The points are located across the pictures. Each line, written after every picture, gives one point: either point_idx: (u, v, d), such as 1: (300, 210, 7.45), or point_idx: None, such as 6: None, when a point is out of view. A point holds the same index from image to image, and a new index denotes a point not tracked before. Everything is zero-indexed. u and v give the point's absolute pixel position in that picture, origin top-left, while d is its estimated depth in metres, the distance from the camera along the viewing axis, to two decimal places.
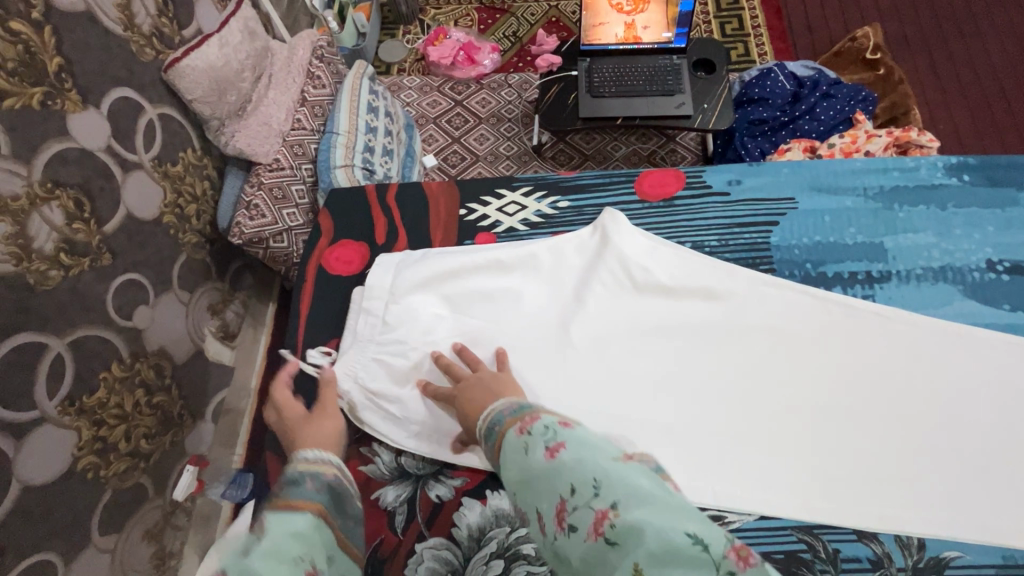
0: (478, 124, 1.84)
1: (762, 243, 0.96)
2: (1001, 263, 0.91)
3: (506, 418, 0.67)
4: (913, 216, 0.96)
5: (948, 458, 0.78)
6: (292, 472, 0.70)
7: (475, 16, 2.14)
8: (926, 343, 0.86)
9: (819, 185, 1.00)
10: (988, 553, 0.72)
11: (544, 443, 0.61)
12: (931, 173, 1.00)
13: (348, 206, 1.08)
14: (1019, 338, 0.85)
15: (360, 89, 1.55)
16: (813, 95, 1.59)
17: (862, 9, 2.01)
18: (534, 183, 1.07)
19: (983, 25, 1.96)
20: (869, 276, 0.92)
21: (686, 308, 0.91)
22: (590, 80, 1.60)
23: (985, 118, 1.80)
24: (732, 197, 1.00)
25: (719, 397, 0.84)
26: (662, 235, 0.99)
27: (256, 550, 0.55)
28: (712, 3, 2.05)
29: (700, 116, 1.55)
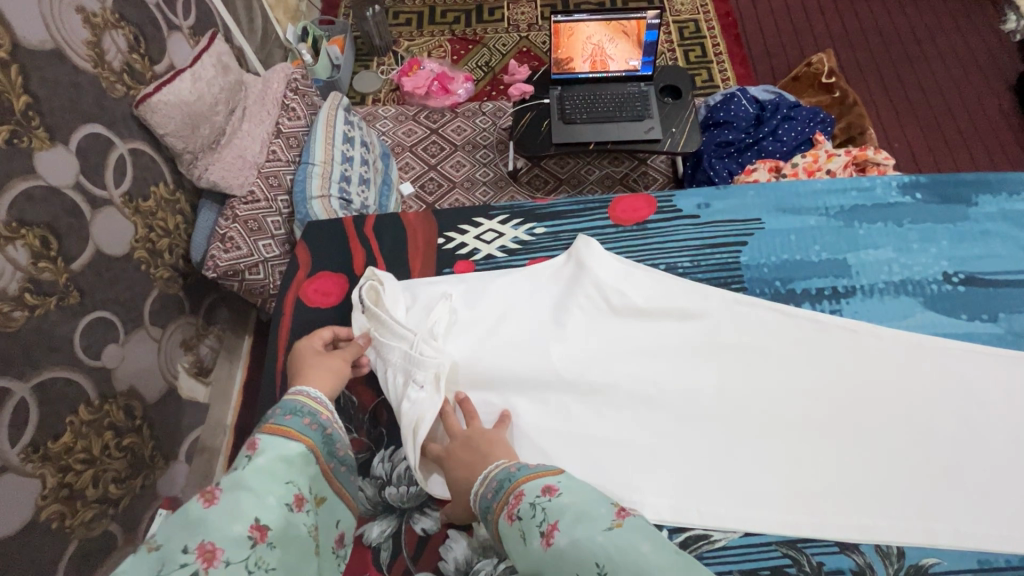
0: (454, 151, 1.88)
1: (734, 262, 0.99)
2: (956, 275, 0.96)
3: (492, 501, 0.67)
4: (872, 233, 1.00)
5: (918, 465, 0.80)
6: (291, 402, 0.75)
7: (448, 47, 2.19)
8: (893, 353, 0.89)
9: (783, 206, 1.04)
10: (964, 558, 0.74)
11: (537, 528, 0.60)
12: (887, 192, 1.05)
13: (326, 238, 1.08)
14: (975, 345, 0.89)
15: (335, 120, 1.57)
16: (775, 118, 1.65)
17: (817, 35, 2.13)
18: (511, 211, 1.09)
19: (928, 49, 2.08)
20: (835, 291, 0.95)
21: (663, 328, 0.93)
22: (562, 107, 1.65)
23: (936, 136, 1.91)
24: (702, 219, 1.03)
25: (699, 412, 0.85)
26: (638, 258, 1.01)
27: (248, 473, 0.63)
28: (676, 32, 2.15)
29: (670, 140, 1.61)
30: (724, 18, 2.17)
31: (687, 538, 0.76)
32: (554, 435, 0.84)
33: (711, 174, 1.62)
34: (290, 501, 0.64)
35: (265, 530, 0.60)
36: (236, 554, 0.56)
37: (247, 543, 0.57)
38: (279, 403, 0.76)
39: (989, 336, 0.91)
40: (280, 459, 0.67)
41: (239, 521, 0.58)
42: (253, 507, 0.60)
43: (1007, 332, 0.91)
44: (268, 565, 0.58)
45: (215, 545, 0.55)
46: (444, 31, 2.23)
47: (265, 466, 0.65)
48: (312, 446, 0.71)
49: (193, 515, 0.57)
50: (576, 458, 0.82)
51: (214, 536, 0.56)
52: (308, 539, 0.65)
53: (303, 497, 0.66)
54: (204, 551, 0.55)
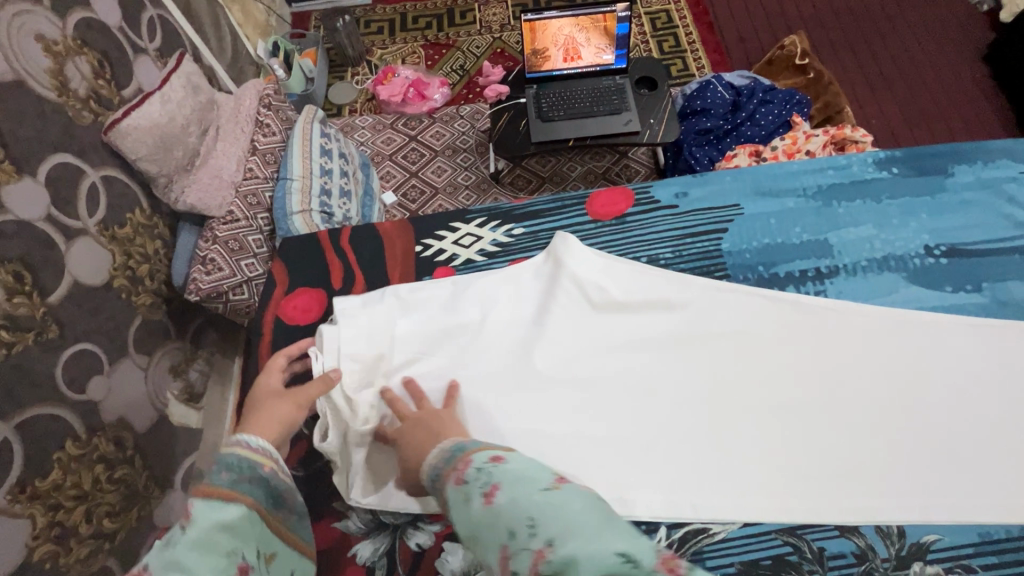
0: (435, 156, 1.88)
1: (715, 251, 0.98)
2: (938, 248, 0.96)
3: (441, 466, 0.65)
4: (852, 211, 1.00)
5: (914, 441, 0.80)
6: (228, 455, 0.70)
7: (422, 52, 2.17)
8: (877, 330, 0.89)
9: (760, 189, 1.04)
10: (965, 532, 0.73)
11: (478, 489, 0.58)
12: (863, 168, 1.05)
13: (303, 253, 1.06)
14: (962, 317, 0.89)
15: (311, 133, 1.56)
16: (751, 103, 1.66)
17: (789, 17, 2.13)
18: (488, 213, 1.08)
19: (898, 24, 2.09)
20: (818, 272, 0.95)
21: (646, 322, 0.92)
22: (539, 105, 1.64)
23: (912, 110, 1.92)
24: (680, 208, 1.03)
25: (689, 403, 0.85)
26: (618, 252, 1.00)
27: (182, 551, 0.59)
28: (648, 23, 2.15)
29: (648, 131, 1.61)
30: (695, 7, 2.17)
31: (685, 533, 0.75)
32: (545, 438, 0.82)
33: (692, 163, 1.62)
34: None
35: None
36: None
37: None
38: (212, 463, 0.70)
39: (975, 307, 0.91)
40: (220, 527, 0.63)
41: None
42: None
43: (992, 301, 0.91)
44: None
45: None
46: (416, 37, 2.21)
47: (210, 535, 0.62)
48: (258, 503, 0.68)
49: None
50: (570, 460, 0.81)
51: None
52: None
53: (246, 566, 0.63)
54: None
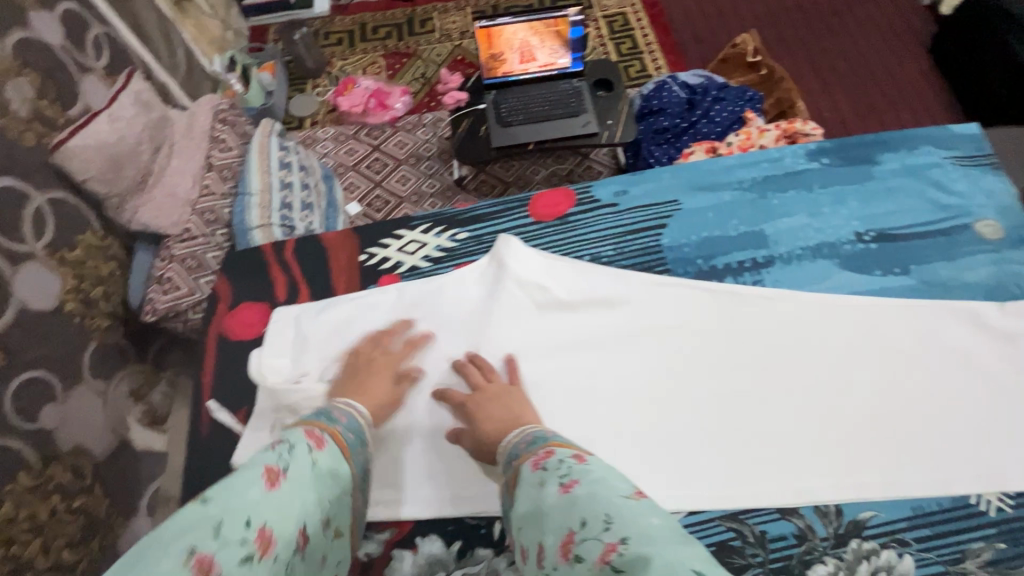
0: (398, 165, 1.88)
1: (655, 246, 0.99)
2: (868, 233, 0.98)
3: (523, 452, 0.68)
4: (786, 201, 1.02)
5: (845, 421, 0.82)
6: (352, 418, 0.77)
7: (383, 62, 2.17)
8: (810, 315, 0.91)
9: (696, 184, 1.06)
10: (899, 506, 0.76)
11: (558, 480, 0.59)
12: (795, 160, 1.07)
13: (246, 267, 1.05)
14: (893, 298, 0.92)
15: (269, 146, 1.55)
16: (706, 101, 1.69)
17: (741, 16, 2.19)
18: (432, 219, 1.07)
19: (846, 20, 2.16)
20: (755, 262, 0.97)
21: (588, 318, 0.93)
22: (498, 111, 1.65)
23: (861, 102, 1.98)
24: (622, 206, 1.04)
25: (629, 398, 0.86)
26: (561, 251, 1.01)
27: (308, 466, 0.63)
28: (606, 27, 2.19)
29: (607, 132, 1.63)
30: (651, 9, 2.22)
31: None
32: None
33: (652, 162, 1.65)
34: (295, 537, 0.57)
35: (278, 543, 0.54)
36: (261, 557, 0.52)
37: (251, 558, 0.51)
38: (324, 412, 0.75)
39: (905, 289, 0.93)
40: (331, 471, 0.66)
41: (283, 519, 0.56)
42: (299, 509, 0.58)
43: (920, 282, 0.93)
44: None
45: (212, 557, 0.49)
46: (377, 46, 2.21)
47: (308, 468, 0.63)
48: (347, 471, 0.69)
49: (257, 491, 0.56)
50: None
51: (220, 552, 0.50)
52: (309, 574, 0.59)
53: (332, 525, 0.63)
54: (199, 563, 0.48)
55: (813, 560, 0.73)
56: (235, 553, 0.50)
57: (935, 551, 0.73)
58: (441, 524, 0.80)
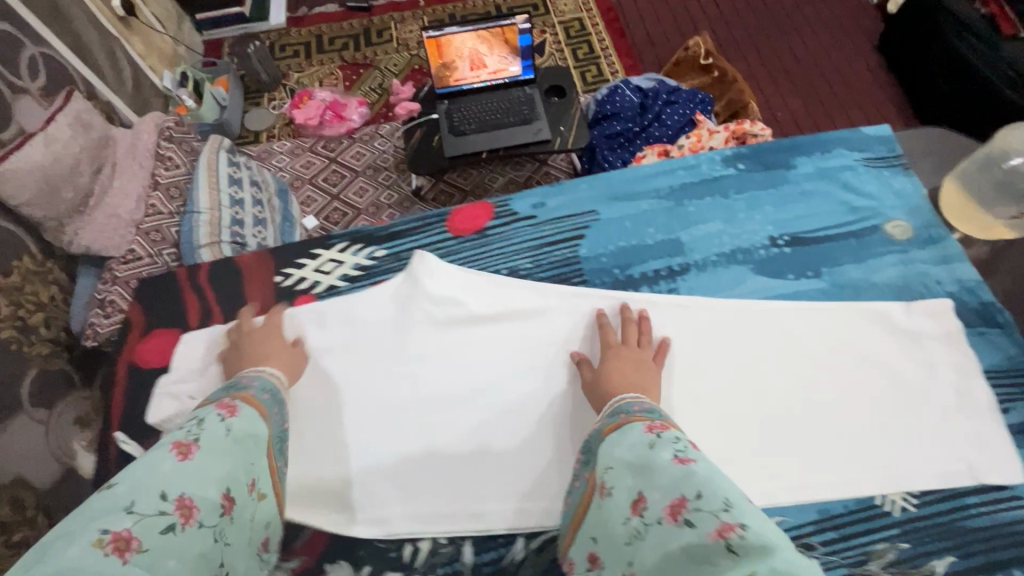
0: (356, 177, 1.87)
1: (573, 257, 1.00)
2: (782, 237, 0.99)
3: (636, 413, 0.69)
4: (702, 208, 1.03)
5: (758, 423, 0.84)
6: (264, 382, 0.78)
7: (340, 73, 2.16)
8: (723, 321, 0.92)
9: (613, 194, 1.06)
10: (805, 510, 0.77)
11: (674, 449, 0.59)
12: (712, 166, 1.08)
13: (160, 293, 1.03)
14: (804, 302, 0.93)
15: (217, 162, 1.52)
16: (657, 104, 1.70)
17: (694, 19, 2.21)
18: (350, 237, 1.06)
19: (797, 20, 2.20)
20: (670, 271, 0.98)
21: (505, 333, 0.93)
22: (451, 120, 1.64)
23: (812, 101, 2.02)
24: (538, 218, 1.04)
25: (545, 411, 0.87)
26: (478, 267, 1.00)
27: (220, 438, 0.64)
28: (562, 32, 2.20)
29: (559, 138, 1.64)
30: (607, 14, 2.23)
31: (540, 542, 0.79)
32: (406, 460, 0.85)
33: (606, 167, 1.66)
34: (219, 501, 0.60)
35: (193, 508, 0.57)
36: (165, 524, 0.54)
37: (172, 528, 0.54)
38: (235, 378, 0.78)
39: (816, 292, 0.94)
40: (248, 434, 0.68)
41: (192, 486, 0.58)
42: (216, 476, 0.61)
43: (831, 285, 0.95)
44: (223, 537, 0.59)
45: (129, 532, 0.51)
46: (334, 58, 2.20)
47: (221, 435, 0.64)
48: (265, 430, 0.71)
49: (167, 465, 0.58)
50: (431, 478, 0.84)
51: (136, 527, 0.52)
52: (237, 537, 0.61)
53: (253, 484, 0.66)
54: (116, 542, 0.50)
55: None
56: (155, 526, 0.53)
57: (840, 554, 0.74)
58: (350, 549, 0.80)
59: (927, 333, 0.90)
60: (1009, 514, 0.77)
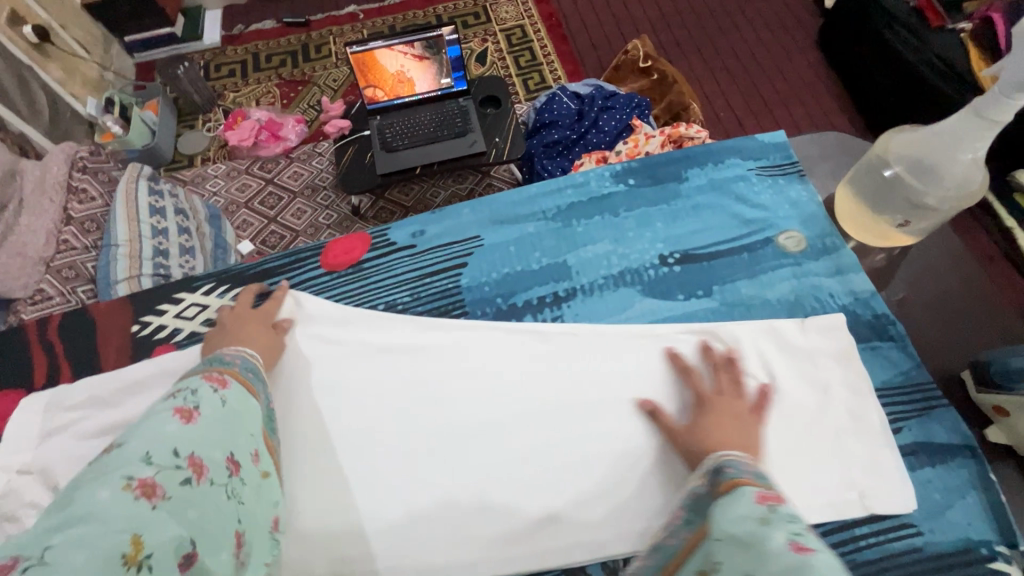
0: (293, 198, 1.81)
1: (455, 287, 0.97)
2: (671, 256, 0.98)
3: (746, 475, 0.57)
4: (589, 228, 1.02)
5: (641, 458, 0.79)
6: (247, 360, 0.72)
7: (277, 91, 2.10)
8: (602, 349, 0.88)
9: (498, 218, 1.04)
10: None
11: (790, 531, 0.45)
12: (600, 184, 1.07)
13: (6, 351, 0.96)
14: (691, 323, 0.90)
15: (136, 193, 1.45)
16: (594, 110, 1.68)
17: (636, 21, 2.20)
18: (217, 278, 1.01)
19: (737, 19, 2.20)
20: (556, 296, 0.95)
21: (395, 371, 0.87)
22: (383, 136, 1.60)
23: (755, 99, 2.01)
24: (418, 248, 1.02)
25: (417, 455, 0.81)
26: (354, 302, 0.97)
27: (221, 408, 0.60)
28: (504, 40, 2.17)
29: (495, 150, 1.60)
30: (548, 20, 2.21)
31: None
32: None
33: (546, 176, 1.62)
34: (225, 464, 0.57)
35: (203, 466, 0.54)
36: (173, 485, 0.50)
37: (187, 484, 0.51)
38: (217, 354, 0.71)
39: (705, 311, 0.92)
40: (243, 406, 0.63)
41: (199, 449, 0.55)
42: (228, 440, 0.58)
43: (721, 303, 0.93)
44: (240, 498, 0.56)
45: (153, 480, 0.49)
46: (271, 76, 2.14)
47: (218, 403, 0.60)
48: (260, 406, 0.67)
49: (171, 426, 0.55)
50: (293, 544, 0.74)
51: (157, 475, 0.50)
52: (242, 504, 0.56)
53: (257, 454, 0.62)
54: (142, 489, 0.48)
55: None
56: (173, 477, 0.50)
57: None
58: None
59: (821, 350, 0.86)
60: (899, 544, 0.73)
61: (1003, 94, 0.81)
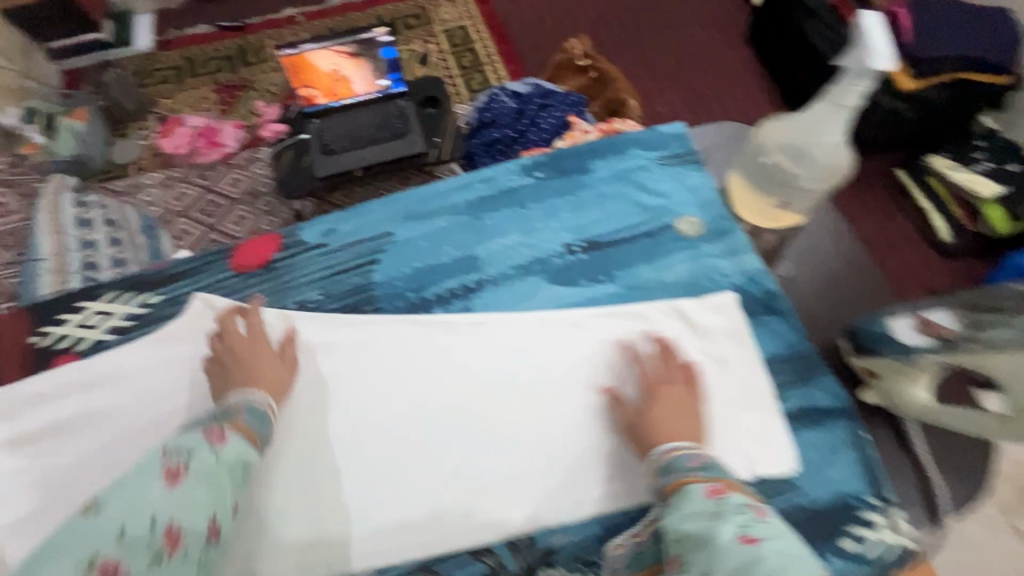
0: (234, 206, 1.78)
1: (366, 284, 0.97)
2: (578, 244, 1.00)
3: (693, 470, 0.70)
4: (498, 221, 1.02)
5: (570, 451, 0.85)
6: (253, 408, 0.73)
7: (214, 96, 2.06)
8: (516, 339, 0.92)
9: (408, 214, 1.03)
10: (586, 527, 0.82)
11: (739, 522, 0.61)
12: (508, 176, 1.06)
13: None
14: (596, 309, 0.94)
15: (62, 205, 1.42)
16: (533, 108, 1.69)
17: (576, 21, 2.24)
18: (121, 285, 0.98)
19: (673, 17, 2.27)
20: (466, 288, 0.96)
21: (358, 370, 0.90)
22: (321, 140, 1.59)
23: (690, 94, 2.08)
24: (330, 246, 1.00)
25: (338, 453, 0.84)
26: (266, 304, 0.96)
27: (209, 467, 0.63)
28: (446, 41, 2.18)
29: (434, 150, 1.63)
30: (490, 20, 2.23)
31: None
32: None
33: None
34: (207, 528, 0.61)
35: (180, 532, 0.58)
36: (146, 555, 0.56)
37: (158, 559, 0.56)
38: (222, 408, 0.73)
39: (608, 296, 0.96)
40: (236, 462, 0.66)
41: (179, 514, 0.59)
42: (207, 498, 0.61)
43: (623, 288, 0.96)
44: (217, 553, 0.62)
45: (119, 557, 0.55)
46: (208, 81, 2.09)
47: (210, 459, 0.64)
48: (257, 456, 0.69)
49: (153, 491, 0.59)
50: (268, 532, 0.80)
51: (126, 554, 0.55)
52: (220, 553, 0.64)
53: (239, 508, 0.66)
54: (103, 571, 0.54)
55: None
56: (147, 547, 0.56)
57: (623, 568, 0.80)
58: None
59: (716, 328, 0.92)
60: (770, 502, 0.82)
61: (851, 79, 0.94)
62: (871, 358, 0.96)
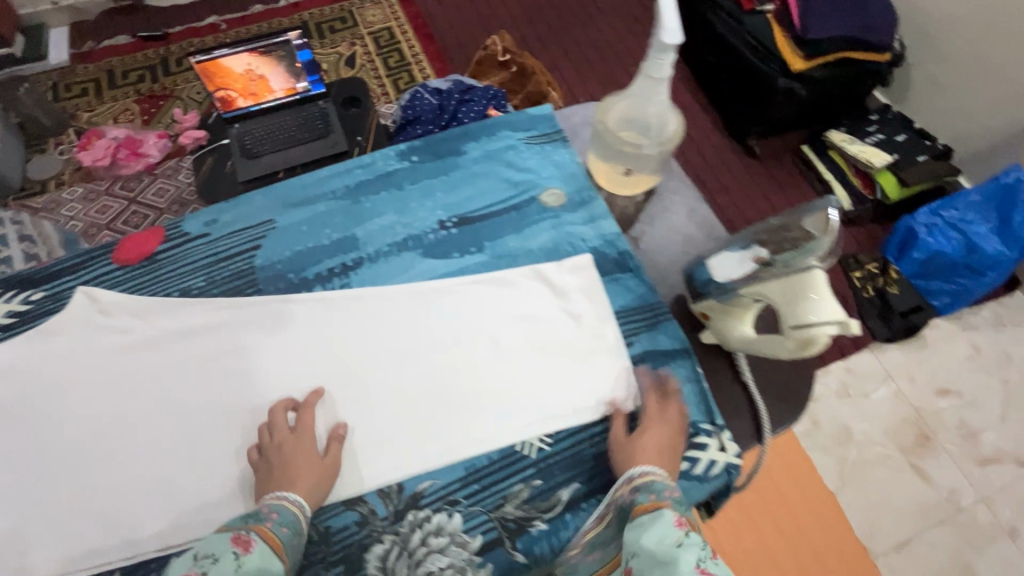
0: (160, 215, 1.76)
1: (248, 268, 0.99)
2: (450, 220, 1.07)
3: (666, 497, 0.72)
4: (376, 203, 1.08)
5: (520, 392, 0.91)
6: (286, 513, 0.75)
7: (136, 108, 2.03)
8: (396, 307, 0.96)
9: (289, 201, 1.07)
10: (453, 470, 0.85)
11: (698, 555, 0.64)
12: (386, 162, 1.13)
13: None
14: (465, 278, 1.00)
15: None
16: (452, 103, 1.73)
17: (499, 18, 2.31)
18: (4, 284, 0.98)
19: (591, 11, 2.36)
20: (344, 266, 1.01)
21: (332, 329, 0.95)
22: (242, 144, 1.60)
23: (611, 84, 2.17)
24: (212, 235, 1.02)
25: (207, 428, 0.87)
26: (150, 293, 0.97)
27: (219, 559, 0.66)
28: (372, 43, 2.21)
29: (357, 148, 1.65)
30: (415, 20, 2.27)
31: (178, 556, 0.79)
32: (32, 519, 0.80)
33: None
34: None
35: None
36: None
37: None
38: (267, 502, 0.75)
39: (478, 266, 1.02)
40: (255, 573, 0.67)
41: None
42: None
43: (491, 257, 1.03)
44: None
45: None
46: (129, 92, 2.07)
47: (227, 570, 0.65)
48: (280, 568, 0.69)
49: None
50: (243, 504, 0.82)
51: None
52: None
53: None
54: None
55: (370, 542, 0.80)
56: None
57: (480, 502, 0.83)
58: None
59: (572, 288, 0.99)
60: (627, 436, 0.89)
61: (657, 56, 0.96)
62: (704, 301, 0.97)
